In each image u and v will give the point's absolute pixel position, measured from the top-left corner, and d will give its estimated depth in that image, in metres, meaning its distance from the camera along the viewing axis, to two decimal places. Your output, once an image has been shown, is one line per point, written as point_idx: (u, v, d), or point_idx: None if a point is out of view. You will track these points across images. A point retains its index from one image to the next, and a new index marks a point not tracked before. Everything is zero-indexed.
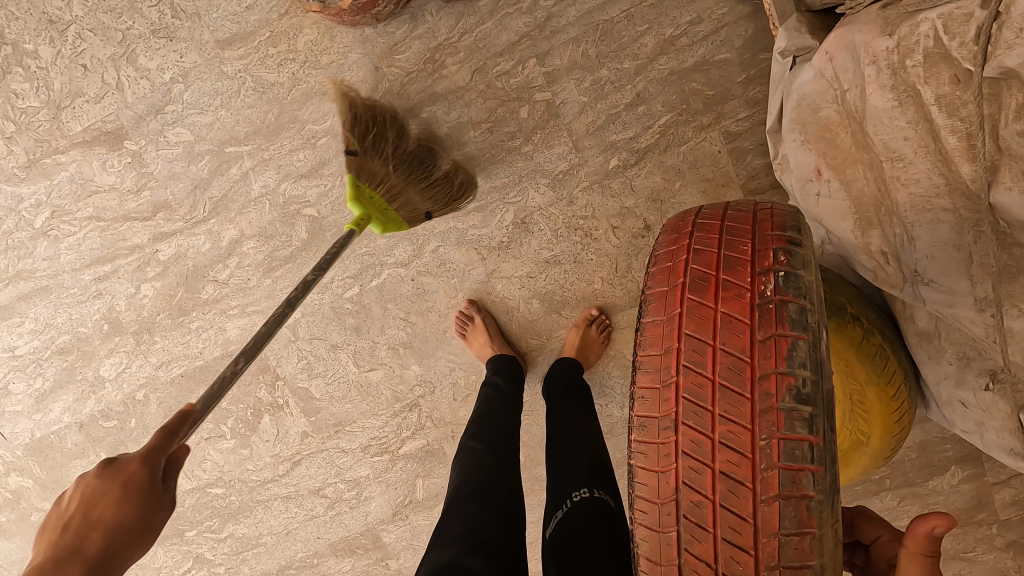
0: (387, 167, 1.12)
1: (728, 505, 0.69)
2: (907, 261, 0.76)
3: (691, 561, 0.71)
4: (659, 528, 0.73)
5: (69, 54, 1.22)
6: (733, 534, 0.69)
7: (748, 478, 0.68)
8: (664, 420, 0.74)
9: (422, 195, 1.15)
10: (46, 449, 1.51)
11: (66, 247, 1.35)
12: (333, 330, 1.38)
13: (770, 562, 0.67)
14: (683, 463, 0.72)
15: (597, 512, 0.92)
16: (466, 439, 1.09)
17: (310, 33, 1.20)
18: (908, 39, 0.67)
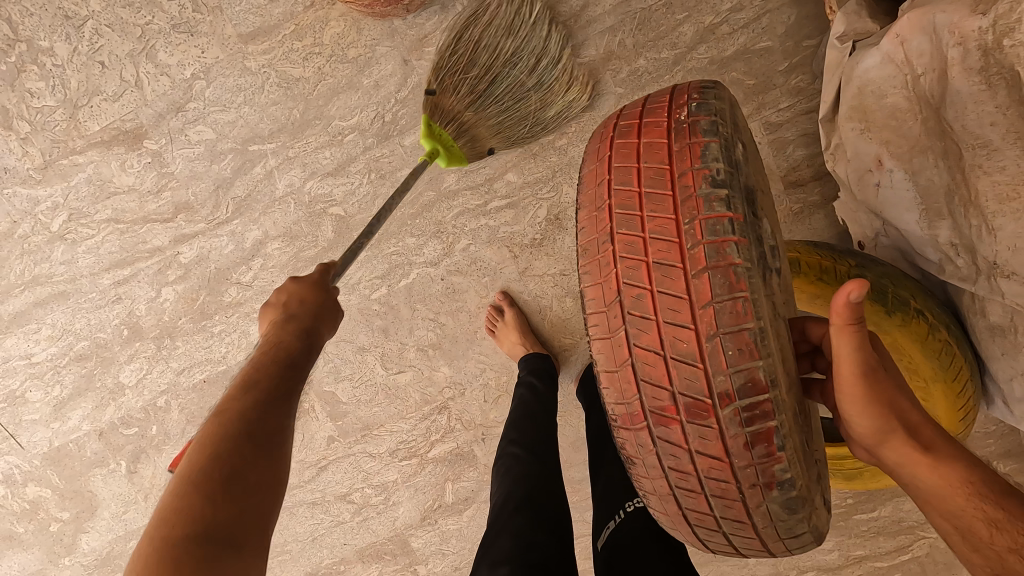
0: (463, 102, 1.09)
1: (665, 290, 0.65)
2: (985, 253, 0.73)
3: (641, 353, 0.66)
4: (610, 335, 0.69)
5: (86, 50, 1.18)
6: (673, 317, 0.64)
7: (677, 260, 0.65)
8: (599, 237, 0.71)
9: (497, 127, 1.12)
10: (65, 458, 1.47)
11: (84, 251, 1.31)
12: (361, 332, 1.34)
13: (709, 334, 0.63)
14: (621, 267, 0.68)
15: (656, 523, 0.96)
16: (505, 445, 1.05)
17: (337, 25, 1.15)
18: (1006, 16, 0.62)
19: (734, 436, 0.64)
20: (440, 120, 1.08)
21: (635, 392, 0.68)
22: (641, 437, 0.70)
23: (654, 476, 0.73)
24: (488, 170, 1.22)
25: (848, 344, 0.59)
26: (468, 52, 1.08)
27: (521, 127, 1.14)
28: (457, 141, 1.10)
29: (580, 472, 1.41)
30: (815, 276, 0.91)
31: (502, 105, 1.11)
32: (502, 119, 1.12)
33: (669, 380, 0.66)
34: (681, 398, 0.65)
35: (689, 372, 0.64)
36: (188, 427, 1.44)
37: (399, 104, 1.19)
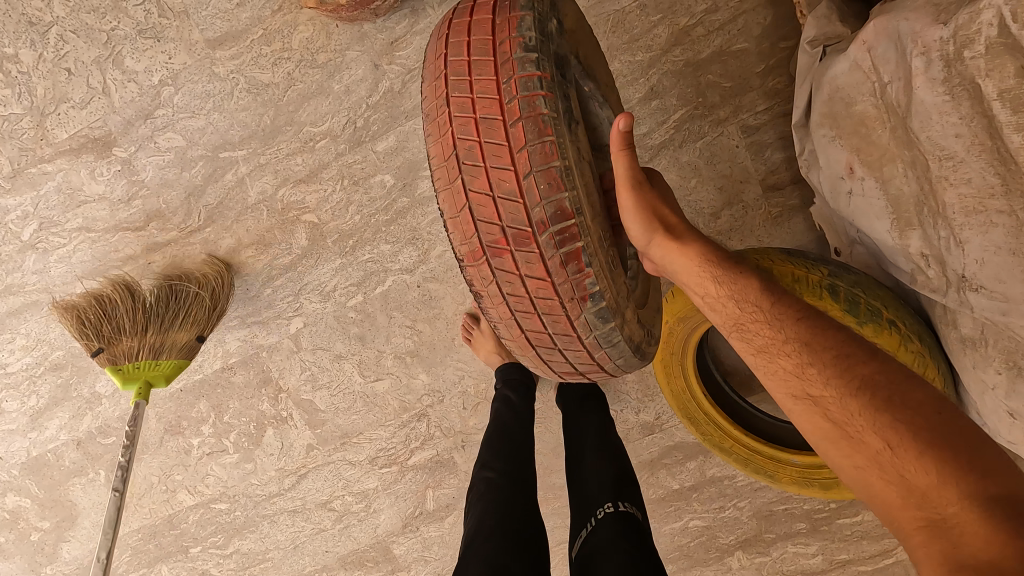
0: (142, 329, 1.20)
1: (490, 141, 0.71)
2: (954, 265, 0.71)
3: (475, 198, 0.73)
4: (450, 185, 0.75)
5: (51, 57, 1.16)
6: (497, 162, 0.72)
7: (497, 113, 0.71)
8: (437, 102, 0.75)
9: (181, 326, 1.22)
10: (44, 468, 1.46)
11: (56, 260, 1.30)
12: (337, 340, 1.33)
13: (525, 173, 0.71)
14: (455, 127, 0.73)
15: (624, 525, 0.94)
16: (478, 466, 1.02)
17: (306, 30, 1.13)
18: (967, 27, 0.61)
19: (551, 256, 0.74)
20: (130, 358, 1.21)
21: (474, 231, 0.75)
22: (483, 271, 0.78)
23: (500, 307, 0.81)
24: None
25: (624, 165, 0.80)
26: (109, 303, 1.22)
27: (200, 310, 1.23)
28: (161, 359, 1.21)
29: (561, 478, 1.40)
30: None
31: (170, 315, 1.22)
32: (176, 321, 1.21)
33: (499, 216, 0.73)
34: (509, 230, 0.73)
35: (512, 206, 0.72)
36: (166, 435, 1.43)
37: (370, 109, 1.17)
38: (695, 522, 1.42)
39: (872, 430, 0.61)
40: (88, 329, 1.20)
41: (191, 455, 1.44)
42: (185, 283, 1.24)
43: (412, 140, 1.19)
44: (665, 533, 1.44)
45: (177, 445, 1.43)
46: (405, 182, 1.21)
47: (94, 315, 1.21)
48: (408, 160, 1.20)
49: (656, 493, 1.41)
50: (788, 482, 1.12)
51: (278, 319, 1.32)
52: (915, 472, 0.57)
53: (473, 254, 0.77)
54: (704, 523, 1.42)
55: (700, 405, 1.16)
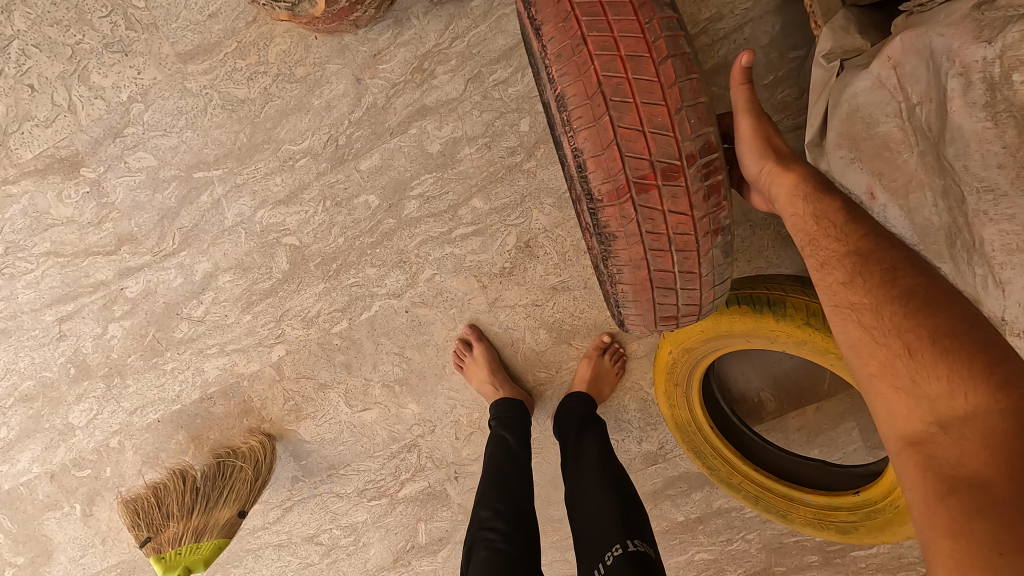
0: (187, 512, 1.23)
1: (640, 77, 0.66)
2: (989, 307, 0.67)
3: (626, 136, 0.67)
4: (593, 125, 0.68)
5: (13, 73, 1.09)
6: (648, 97, 0.66)
7: (645, 50, 0.66)
8: (569, 41, 0.66)
9: (224, 504, 1.25)
10: (16, 502, 1.39)
11: (24, 286, 1.23)
12: (322, 368, 1.25)
13: (676, 107, 0.67)
14: (598, 64, 0.66)
15: (636, 569, 0.88)
16: (479, 528, 0.94)
17: (282, 42, 1.06)
18: (1017, 47, 0.56)
19: (699, 191, 0.72)
20: (174, 544, 1.23)
21: (619, 169, 0.69)
22: (622, 214, 0.73)
23: (628, 250, 0.76)
24: (452, 196, 1.13)
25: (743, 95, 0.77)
26: (165, 492, 1.26)
27: (246, 490, 1.26)
28: (204, 539, 1.23)
29: (560, 510, 1.33)
30: (803, 318, 0.85)
31: (216, 496, 1.24)
32: (220, 501, 1.24)
33: (649, 150, 0.68)
34: (659, 165, 0.69)
35: (665, 141, 0.68)
36: (144, 468, 1.36)
37: (353, 125, 1.10)
38: (701, 555, 1.36)
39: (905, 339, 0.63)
40: (138, 520, 1.25)
41: None
42: (230, 458, 1.27)
43: (398, 158, 1.12)
44: (670, 565, 1.38)
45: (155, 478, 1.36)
46: (391, 203, 1.14)
47: (147, 503, 1.26)
48: (393, 179, 1.13)
49: (659, 524, 1.34)
50: (802, 523, 1.05)
51: (259, 347, 1.25)
52: (931, 384, 0.60)
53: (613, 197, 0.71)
54: (711, 556, 1.35)
55: (706, 439, 1.09)
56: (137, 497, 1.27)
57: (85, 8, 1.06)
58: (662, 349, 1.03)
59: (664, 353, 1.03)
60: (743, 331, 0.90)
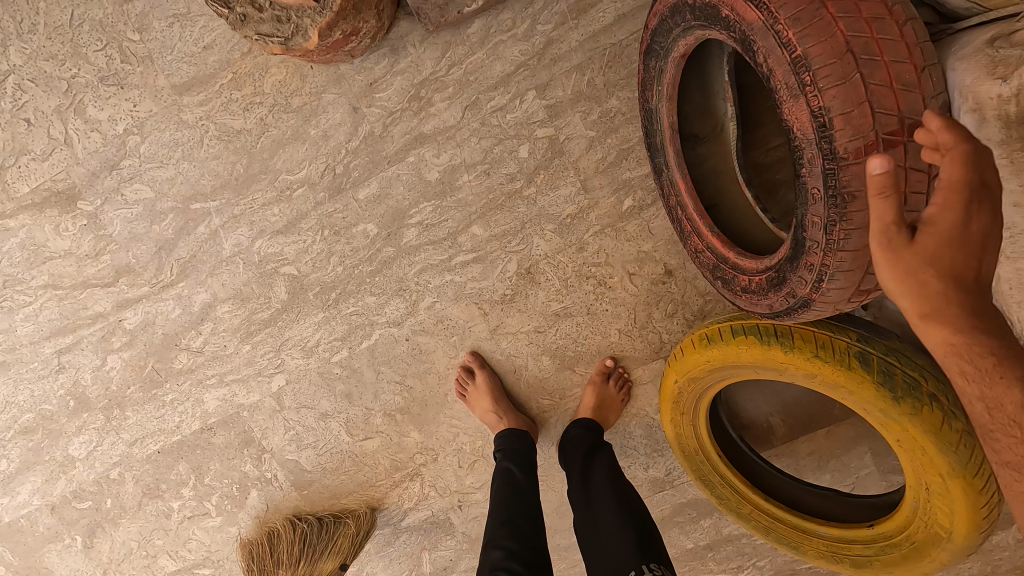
0: (293, 561, 1.23)
1: (887, 35, 0.58)
2: None
3: (879, 94, 0.58)
4: (840, 84, 0.58)
5: (9, 107, 1.09)
6: (895, 55, 0.58)
7: (883, 14, 0.59)
8: (807, 5, 0.58)
9: (329, 558, 1.24)
10: (17, 534, 1.39)
11: (22, 319, 1.22)
12: (322, 398, 1.24)
13: (921, 66, 0.59)
14: (844, 23, 0.58)
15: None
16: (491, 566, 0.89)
17: (277, 72, 1.06)
18: None
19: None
20: None
21: (869, 126, 0.58)
22: (863, 177, 0.60)
23: (860, 220, 0.63)
24: (451, 224, 1.11)
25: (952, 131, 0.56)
26: (277, 537, 1.26)
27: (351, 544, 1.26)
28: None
29: (566, 538, 1.30)
30: (811, 350, 0.81)
31: (321, 548, 1.25)
32: (325, 553, 1.24)
33: (900, 105, 0.59)
34: (909, 123, 0.59)
35: (914, 98, 0.59)
36: (144, 499, 1.34)
37: (350, 154, 1.09)
38: None
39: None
40: (252, 563, 1.25)
41: (171, 518, 1.35)
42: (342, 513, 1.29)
43: (396, 186, 1.10)
44: None
45: (155, 509, 1.35)
46: (389, 231, 1.13)
47: (260, 548, 1.26)
48: (392, 208, 1.11)
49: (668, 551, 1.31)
50: (814, 556, 1.01)
51: (259, 377, 1.23)
52: None
53: (857, 159, 0.59)
54: None
55: (713, 467, 1.06)
56: (253, 541, 1.28)
57: (81, 43, 1.06)
58: (668, 378, 1.01)
59: (670, 382, 1.01)
60: (751, 360, 0.87)
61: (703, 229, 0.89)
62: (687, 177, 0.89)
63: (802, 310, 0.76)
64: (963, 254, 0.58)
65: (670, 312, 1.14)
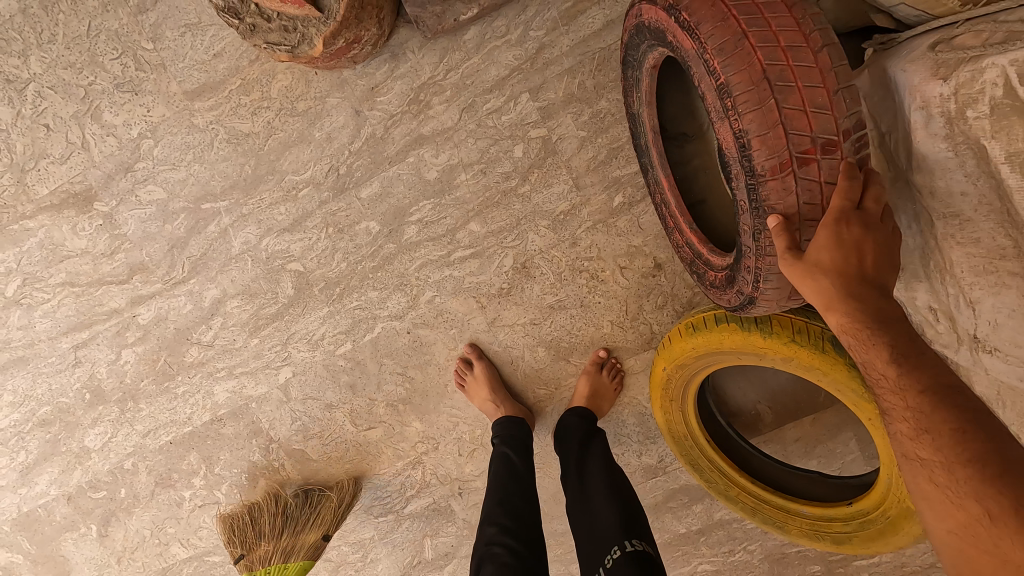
0: (277, 533, 1.27)
1: (800, 62, 0.61)
2: (965, 324, 0.66)
3: (790, 118, 0.61)
4: (753, 109, 0.62)
5: (30, 113, 1.15)
6: (808, 79, 0.61)
7: (800, 40, 0.62)
8: (726, 35, 0.63)
9: (313, 528, 1.29)
10: (34, 524, 1.44)
11: (41, 315, 1.28)
12: (328, 389, 1.29)
13: (835, 89, 0.62)
14: (759, 51, 0.62)
15: (638, 568, 0.88)
16: (485, 543, 0.94)
17: (284, 78, 1.11)
18: (970, 86, 0.54)
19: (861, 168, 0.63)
20: (264, 563, 1.26)
21: (781, 147, 0.63)
22: (779, 193, 0.64)
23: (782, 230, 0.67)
24: (450, 221, 1.17)
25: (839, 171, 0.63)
26: (260, 511, 1.30)
27: (333, 515, 1.30)
28: (289, 561, 1.27)
29: (562, 525, 1.34)
30: (788, 335, 0.86)
31: (303, 521, 1.29)
32: (308, 525, 1.28)
33: (813, 126, 0.62)
34: (821, 143, 0.62)
35: (825, 121, 0.62)
36: (157, 489, 1.40)
37: (353, 155, 1.14)
38: (704, 566, 1.37)
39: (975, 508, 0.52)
40: (234, 538, 1.28)
41: (183, 507, 1.41)
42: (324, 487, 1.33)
43: (397, 185, 1.16)
44: None
45: (168, 498, 1.40)
46: (391, 229, 1.18)
47: (241, 523, 1.30)
48: (393, 206, 1.17)
49: (662, 536, 1.36)
50: (797, 534, 1.07)
51: (267, 369, 1.29)
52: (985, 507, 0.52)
53: (772, 176, 0.64)
54: (714, 567, 1.36)
55: (702, 451, 1.11)
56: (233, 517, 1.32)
57: (97, 52, 1.12)
58: (657, 366, 1.07)
59: (659, 370, 1.06)
60: (732, 347, 0.92)
61: (684, 226, 0.94)
62: (670, 176, 0.94)
63: (751, 306, 0.82)
64: (846, 262, 0.61)
65: (659, 304, 1.19)
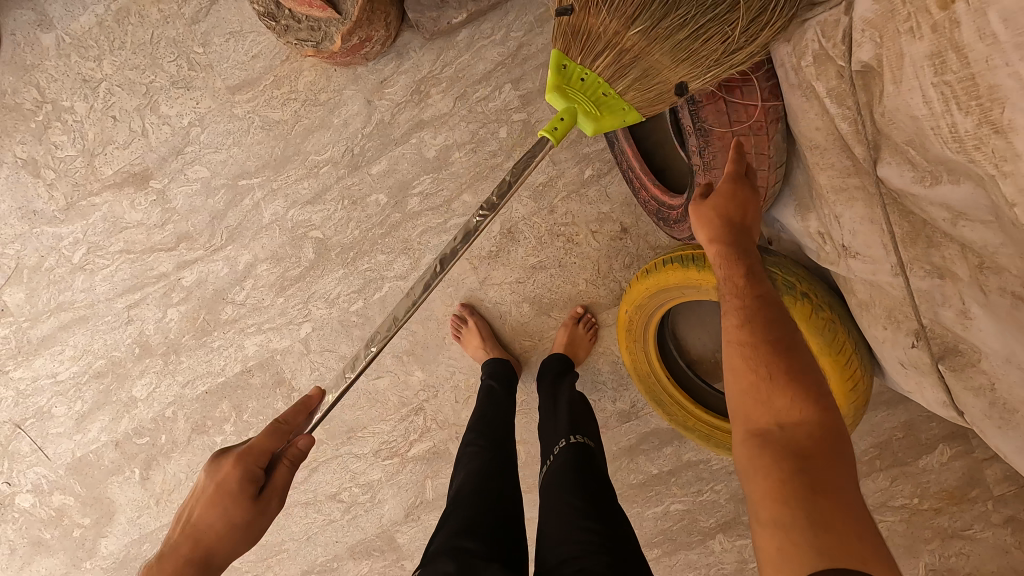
0: (625, 19, 0.76)
1: None
2: (836, 236, 0.83)
3: None
4: None
5: (101, 107, 1.40)
6: None
7: None
8: None
9: (675, 48, 0.77)
10: (85, 467, 1.65)
11: (101, 279, 1.51)
12: (342, 342, 1.49)
13: None
14: None
15: (576, 454, 1.01)
16: (465, 444, 1.11)
17: (309, 74, 1.34)
18: (800, 43, 0.75)
19: (769, 91, 0.84)
20: (586, 60, 0.80)
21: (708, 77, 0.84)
22: (717, 111, 0.85)
23: (722, 143, 0.87)
24: (446, 192, 1.38)
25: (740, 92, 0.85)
26: None
27: (707, 51, 0.78)
28: (616, 88, 0.81)
29: None
30: None
31: (683, 19, 0.75)
32: (671, 41, 0.77)
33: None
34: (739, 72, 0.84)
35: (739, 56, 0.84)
36: (193, 435, 1.60)
37: (365, 138, 1.37)
38: (675, 506, 1.51)
39: (765, 372, 0.69)
40: None
41: (215, 452, 1.60)
42: None
43: (402, 163, 1.37)
44: (649, 517, 1.54)
45: (202, 443, 1.60)
46: (397, 200, 1.39)
47: None
48: (398, 180, 1.38)
49: (636, 477, 1.52)
50: None
51: (290, 325, 1.49)
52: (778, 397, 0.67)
53: (707, 100, 0.85)
54: (684, 507, 1.51)
55: (664, 389, 1.29)
56: None
57: (158, 56, 1.37)
58: (621, 311, 1.25)
59: (623, 314, 1.24)
60: (677, 283, 1.10)
61: (647, 182, 1.14)
62: (633, 146, 1.14)
63: None
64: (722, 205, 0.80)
65: (627, 263, 1.37)
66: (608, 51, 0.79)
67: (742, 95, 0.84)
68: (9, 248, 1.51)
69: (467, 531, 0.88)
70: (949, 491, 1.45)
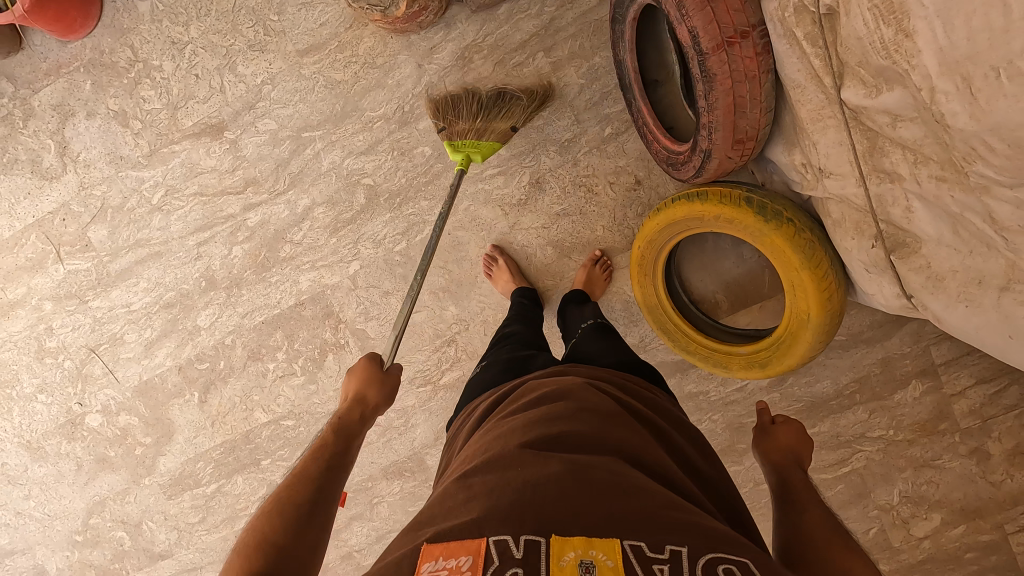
0: (473, 115, 1.45)
1: None
2: (815, 159, 1.03)
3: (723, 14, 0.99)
4: (701, 11, 0.99)
5: (186, 66, 1.62)
6: None
7: None
8: None
9: (501, 119, 1.45)
10: (150, 390, 1.85)
11: (176, 218, 1.71)
12: (385, 279, 1.69)
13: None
14: None
15: (600, 326, 1.26)
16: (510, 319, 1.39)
17: (368, 41, 1.56)
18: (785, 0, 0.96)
19: (763, 46, 1.02)
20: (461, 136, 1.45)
21: (717, 33, 1.00)
22: (721, 63, 1.02)
23: (723, 91, 1.05)
24: None
25: (740, 46, 1.01)
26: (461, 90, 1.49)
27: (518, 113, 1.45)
28: (484, 142, 1.45)
29: None
30: (719, 199, 1.22)
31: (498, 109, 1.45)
32: (497, 116, 1.45)
33: (735, 21, 1.00)
34: (741, 29, 1.00)
35: (741, 16, 1.00)
36: (248, 361, 1.79)
37: (415, 98, 1.57)
38: None
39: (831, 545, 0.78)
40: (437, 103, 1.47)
41: (267, 377, 1.80)
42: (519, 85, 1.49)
43: None
44: None
45: (256, 370, 1.80)
46: (439, 152, 1.59)
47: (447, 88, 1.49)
48: None
49: None
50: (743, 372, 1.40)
51: (341, 263, 1.69)
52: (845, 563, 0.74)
53: (716, 53, 1.01)
54: None
55: (670, 318, 1.47)
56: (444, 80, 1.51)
57: (238, 23, 1.58)
58: (635, 248, 1.44)
59: (636, 250, 1.44)
60: (684, 216, 1.28)
61: (659, 133, 1.33)
62: (647, 103, 1.34)
63: (708, 160, 1.17)
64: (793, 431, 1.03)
65: (640, 212, 1.56)
66: (473, 126, 1.45)
67: (741, 50, 1.01)
68: (96, 189, 1.72)
69: (517, 347, 1.21)
70: (921, 424, 1.63)
